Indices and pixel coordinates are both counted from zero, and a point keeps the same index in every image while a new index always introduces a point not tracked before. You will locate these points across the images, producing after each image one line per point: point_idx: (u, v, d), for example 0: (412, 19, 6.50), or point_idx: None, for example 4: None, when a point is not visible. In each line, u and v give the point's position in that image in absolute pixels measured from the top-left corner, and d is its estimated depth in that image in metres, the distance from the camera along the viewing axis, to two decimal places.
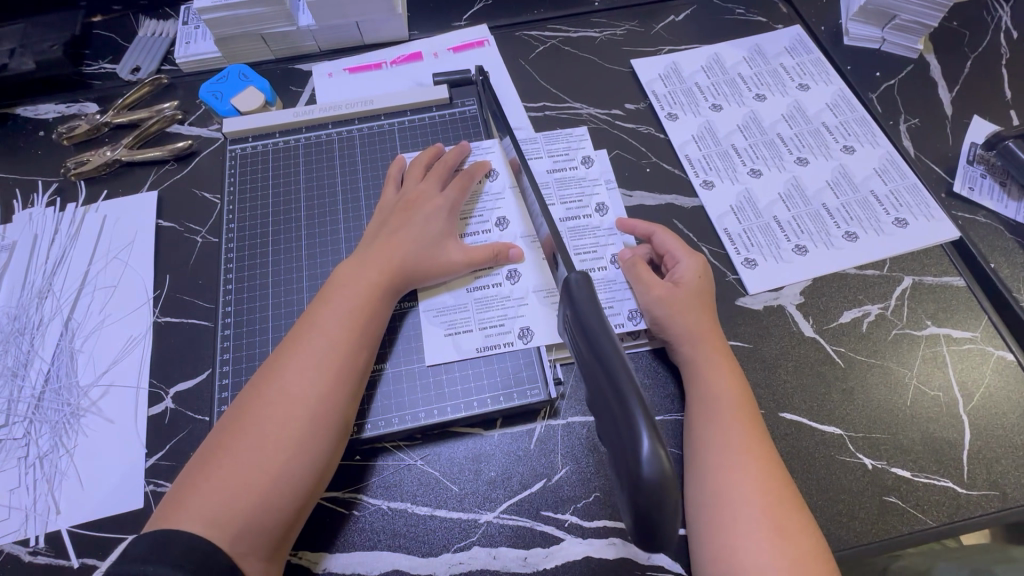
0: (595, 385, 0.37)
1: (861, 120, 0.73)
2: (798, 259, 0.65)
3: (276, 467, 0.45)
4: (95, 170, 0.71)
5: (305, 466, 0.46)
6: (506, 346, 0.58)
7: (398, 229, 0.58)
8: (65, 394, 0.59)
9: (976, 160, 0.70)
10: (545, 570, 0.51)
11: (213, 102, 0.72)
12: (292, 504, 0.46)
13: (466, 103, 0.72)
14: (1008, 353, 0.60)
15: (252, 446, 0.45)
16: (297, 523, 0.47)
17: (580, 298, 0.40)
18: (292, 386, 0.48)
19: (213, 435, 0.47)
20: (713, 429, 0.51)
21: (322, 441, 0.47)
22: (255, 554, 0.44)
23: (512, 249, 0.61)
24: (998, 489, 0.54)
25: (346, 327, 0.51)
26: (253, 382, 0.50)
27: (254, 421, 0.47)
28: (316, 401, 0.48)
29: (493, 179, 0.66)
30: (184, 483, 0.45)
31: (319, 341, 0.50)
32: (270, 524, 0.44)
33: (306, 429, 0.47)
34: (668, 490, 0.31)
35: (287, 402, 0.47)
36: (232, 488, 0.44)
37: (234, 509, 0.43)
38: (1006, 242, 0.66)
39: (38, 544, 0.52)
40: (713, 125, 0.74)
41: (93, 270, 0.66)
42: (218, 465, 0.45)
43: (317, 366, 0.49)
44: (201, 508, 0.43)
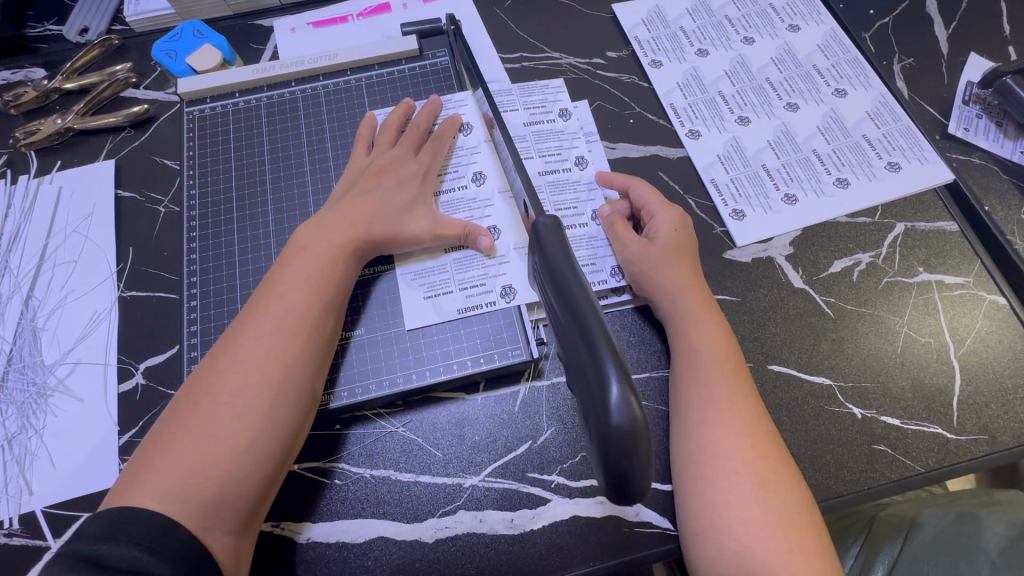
0: (566, 335, 0.36)
1: (853, 61, 0.70)
2: (787, 209, 0.62)
3: (235, 440, 0.44)
4: (46, 140, 0.67)
5: (267, 438, 0.45)
6: (487, 306, 0.56)
7: (365, 193, 0.55)
8: (30, 373, 0.57)
9: (972, 100, 0.67)
10: (532, 531, 0.50)
11: (166, 61, 0.67)
12: (257, 476, 0.45)
13: (437, 54, 0.68)
14: (1000, 297, 0.58)
15: (210, 419, 0.45)
16: (267, 496, 0.46)
17: (549, 244, 0.38)
18: (249, 357, 0.47)
19: (170, 410, 0.46)
20: (697, 386, 0.49)
21: (284, 411, 0.46)
22: (220, 528, 0.43)
23: (482, 237, 0.56)
24: (987, 433, 0.53)
25: (302, 295, 0.49)
26: (210, 355, 0.48)
27: (210, 393, 0.45)
28: (274, 372, 0.47)
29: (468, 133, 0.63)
30: (141, 459, 0.44)
31: (275, 310, 0.49)
32: (233, 497, 0.44)
33: (265, 400, 0.46)
34: (639, 440, 0.31)
35: (244, 372, 0.46)
36: (190, 462, 0.43)
37: (193, 482, 0.43)
38: (1000, 183, 0.64)
39: (12, 526, 0.51)
40: (698, 72, 0.70)
41: (51, 245, 0.62)
42: (175, 439, 0.44)
43: (274, 335, 0.48)
44: (160, 483, 0.43)
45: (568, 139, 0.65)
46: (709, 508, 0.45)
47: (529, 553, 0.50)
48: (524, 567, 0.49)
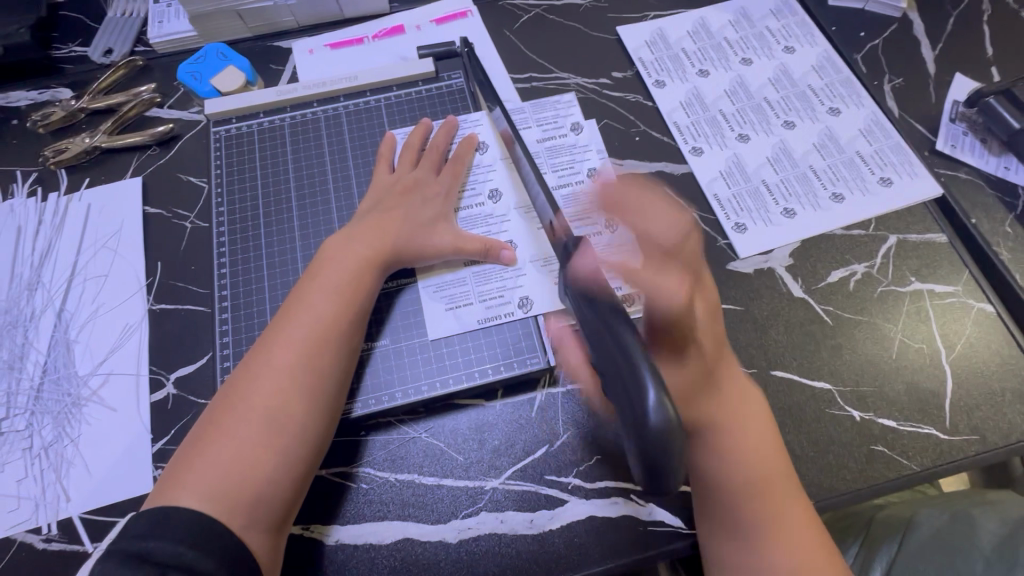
0: (600, 345, 0.39)
1: (846, 81, 0.74)
2: (787, 222, 0.66)
3: (269, 442, 0.47)
4: (75, 158, 0.70)
5: (299, 440, 0.48)
6: (507, 316, 0.59)
7: (390, 210, 0.58)
8: (64, 384, 0.59)
9: (958, 118, 0.71)
10: (551, 531, 0.53)
11: (193, 84, 0.70)
12: (289, 477, 0.47)
13: (452, 75, 0.71)
14: (988, 305, 0.62)
15: (244, 423, 0.47)
16: (299, 496, 0.49)
17: (584, 262, 0.42)
18: (280, 363, 0.49)
19: (206, 413, 0.49)
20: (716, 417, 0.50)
21: (313, 415, 0.49)
22: (255, 527, 0.45)
23: (505, 250, 0.60)
24: (978, 433, 0.56)
25: (330, 304, 0.52)
26: (243, 362, 0.51)
27: (244, 398, 0.48)
28: (304, 377, 0.49)
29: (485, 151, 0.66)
30: (181, 460, 0.47)
31: (304, 319, 0.51)
32: (266, 497, 0.46)
33: (296, 405, 0.48)
34: (674, 439, 0.33)
35: (275, 378, 0.49)
36: (228, 464, 0.46)
37: (230, 482, 0.45)
38: (986, 197, 0.67)
39: (50, 532, 0.53)
40: (700, 92, 0.74)
41: (81, 260, 0.65)
42: (213, 440, 0.47)
43: (303, 343, 0.50)
44: (199, 483, 0.45)
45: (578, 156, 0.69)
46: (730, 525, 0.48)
47: (549, 552, 0.52)
48: (544, 565, 0.52)
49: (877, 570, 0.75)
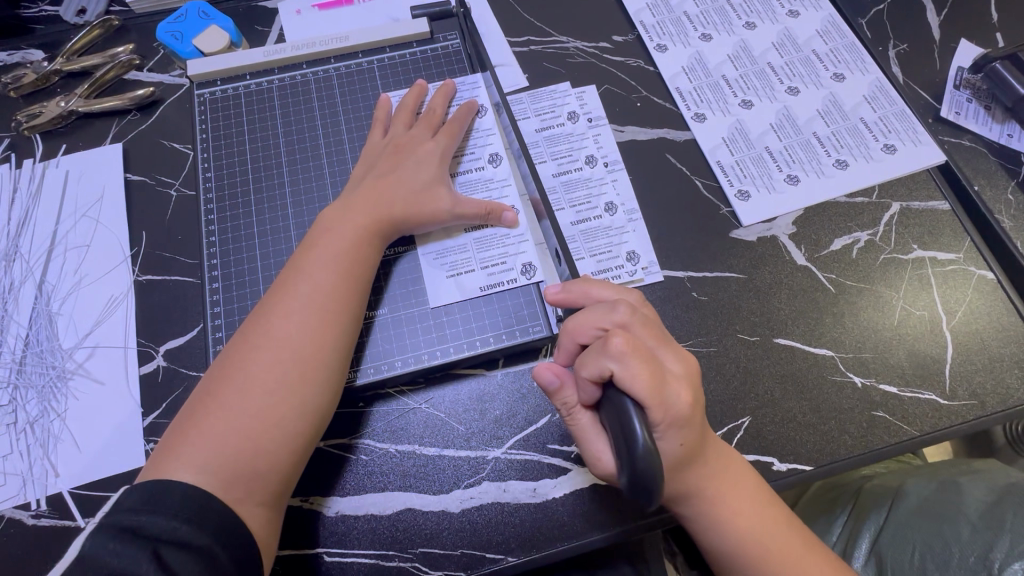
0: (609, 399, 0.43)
1: (852, 46, 0.72)
2: (790, 189, 0.65)
3: (266, 414, 0.46)
4: (50, 123, 0.66)
5: (297, 413, 0.47)
6: (509, 283, 0.58)
7: (389, 175, 0.56)
8: (48, 357, 0.57)
9: (962, 85, 0.70)
10: (554, 499, 0.52)
11: (173, 43, 0.67)
12: (287, 450, 0.46)
13: (448, 37, 0.68)
14: (989, 273, 0.62)
15: (241, 393, 0.46)
16: (298, 470, 0.48)
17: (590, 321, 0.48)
18: (278, 334, 0.48)
19: (202, 383, 0.48)
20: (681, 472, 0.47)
21: (313, 387, 0.47)
22: (251, 500, 0.44)
23: (506, 212, 0.58)
24: (977, 398, 0.57)
25: (329, 275, 0.50)
26: (240, 331, 0.49)
27: (241, 368, 0.47)
28: (304, 349, 0.48)
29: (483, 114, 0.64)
30: (175, 431, 0.46)
31: (303, 289, 0.50)
32: (263, 470, 0.45)
33: (294, 377, 0.47)
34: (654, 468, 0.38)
35: (273, 348, 0.47)
36: (224, 434, 0.45)
37: (229, 454, 0.44)
38: (989, 164, 0.67)
39: (40, 508, 0.52)
40: (703, 56, 0.72)
41: (61, 230, 0.62)
42: (208, 410, 0.46)
43: (301, 312, 0.49)
44: (195, 454, 0.44)
45: (579, 125, 0.67)
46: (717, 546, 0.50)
47: (553, 520, 0.52)
48: (549, 533, 0.52)
49: (865, 541, 0.75)
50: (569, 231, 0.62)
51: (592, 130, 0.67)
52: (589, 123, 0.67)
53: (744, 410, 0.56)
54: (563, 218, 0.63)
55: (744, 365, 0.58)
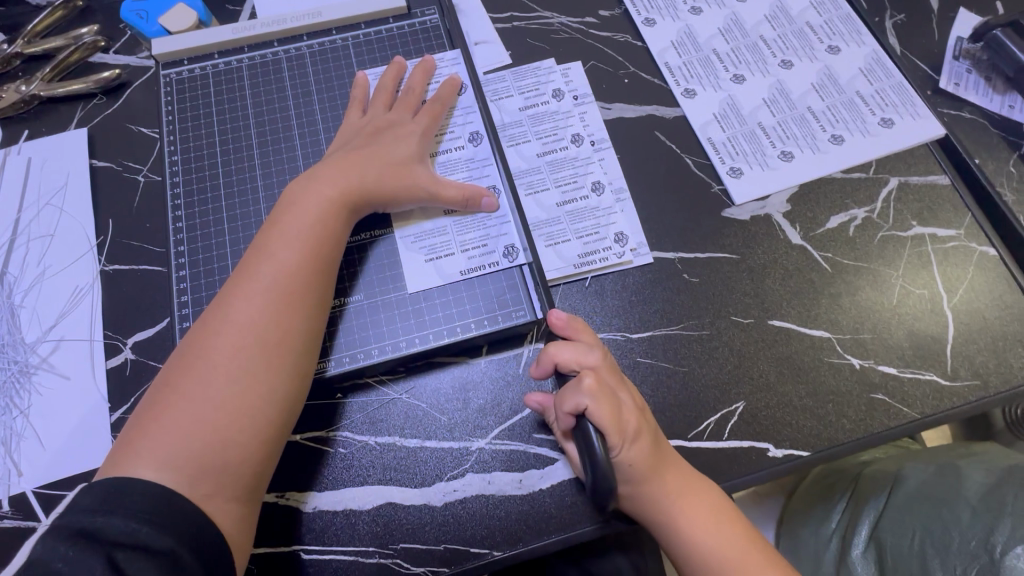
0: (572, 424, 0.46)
1: (847, 17, 0.69)
2: (784, 166, 0.62)
3: (233, 404, 0.43)
4: (11, 108, 0.63)
5: (267, 402, 0.44)
6: (491, 266, 0.55)
7: (358, 152, 0.54)
8: (10, 352, 0.54)
9: (961, 55, 0.67)
10: (541, 491, 0.50)
11: (136, 22, 0.63)
12: (258, 441, 0.44)
13: (426, 12, 0.65)
14: (991, 249, 0.59)
15: (205, 384, 0.43)
16: (272, 462, 0.46)
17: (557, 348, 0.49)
18: (242, 320, 0.45)
19: (163, 375, 0.45)
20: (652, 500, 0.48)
21: (281, 374, 0.45)
22: (221, 496, 0.42)
23: (485, 197, 0.56)
24: (980, 378, 0.55)
25: (295, 257, 0.48)
26: (202, 319, 0.47)
27: (204, 358, 0.44)
28: (271, 334, 0.45)
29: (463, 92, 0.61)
30: (137, 426, 0.43)
31: (267, 272, 0.47)
32: (233, 464, 0.43)
33: (260, 365, 0.45)
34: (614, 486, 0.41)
35: (237, 336, 0.45)
36: (189, 428, 0.42)
37: (194, 448, 0.42)
38: (990, 137, 0.64)
39: (2, 508, 0.49)
40: (692, 30, 0.69)
41: (23, 219, 0.59)
42: (171, 403, 0.43)
43: (266, 297, 0.46)
44: (158, 449, 0.42)
45: (564, 103, 0.64)
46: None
47: (540, 512, 0.50)
48: (535, 525, 0.49)
49: (864, 527, 0.75)
50: (554, 213, 0.59)
51: (577, 107, 0.64)
52: (575, 100, 0.65)
53: (737, 395, 0.54)
54: (548, 199, 0.60)
55: (737, 348, 0.55)
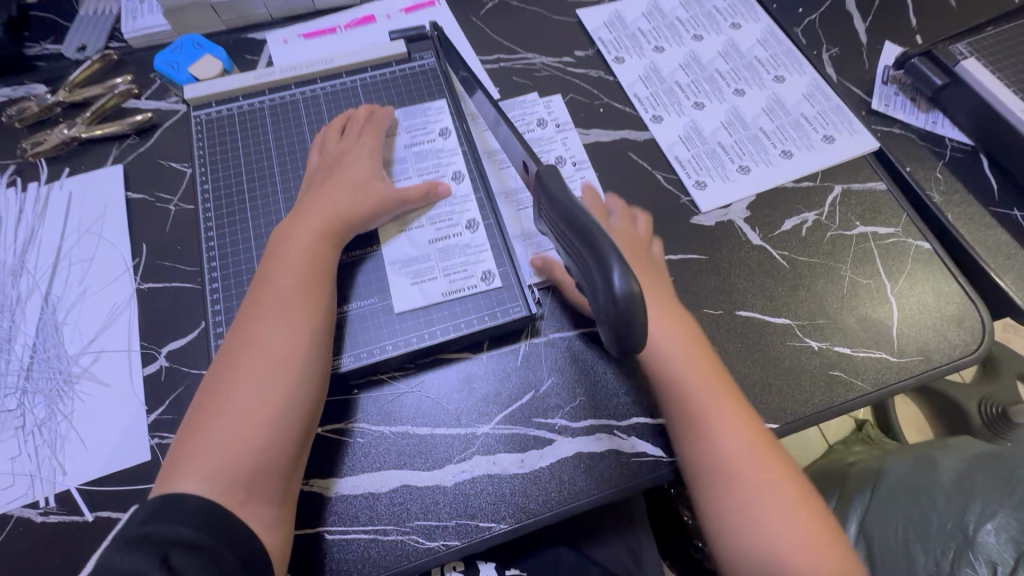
0: (585, 261, 0.38)
1: (789, 52, 0.80)
2: (742, 178, 0.71)
3: (261, 416, 0.49)
4: (53, 149, 0.70)
5: (291, 411, 0.50)
6: (470, 289, 0.61)
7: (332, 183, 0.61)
8: (55, 363, 0.60)
9: (889, 81, 0.78)
10: (541, 469, 0.56)
11: (170, 73, 0.72)
12: (287, 446, 0.50)
13: (424, 56, 0.75)
14: (925, 243, 0.68)
15: (234, 403, 0.49)
16: (299, 464, 0.51)
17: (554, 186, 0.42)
18: (261, 342, 0.52)
19: (195, 402, 0.51)
20: (707, 424, 0.52)
21: (301, 384, 0.51)
22: (256, 500, 0.47)
23: (441, 186, 0.65)
24: (923, 354, 0.62)
25: (302, 281, 0.55)
26: (225, 349, 0.53)
27: (232, 381, 0.50)
28: (287, 349, 0.52)
29: (433, 140, 0.69)
30: (177, 449, 0.48)
31: (280, 298, 0.54)
32: (266, 469, 0.48)
33: (281, 378, 0.51)
34: (637, 306, 0.35)
35: (259, 356, 0.51)
36: (224, 442, 0.48)
37: (232, 458, 0.47)
38: (918, 148, 0.74)
39: (48, 505, 0.54)
40: (657, 66, 0.79)
41: (66, 246, 0.66)
42: (205, 424, 0.49)
43: (281, 319, 0.53)
44: (198, 466, 0.47)
45: (546, 131, 0.74)
46: (737, 541, 0.49)
47: (540, 488, 0.55)
48: (537, 501, 0.55)
49: (853, 524, 0.84)
50: None
51: (559, 134, 0.73)
52: (557, 128, 0.74)
53: None
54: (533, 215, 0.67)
55: (710, 336, 0.63)
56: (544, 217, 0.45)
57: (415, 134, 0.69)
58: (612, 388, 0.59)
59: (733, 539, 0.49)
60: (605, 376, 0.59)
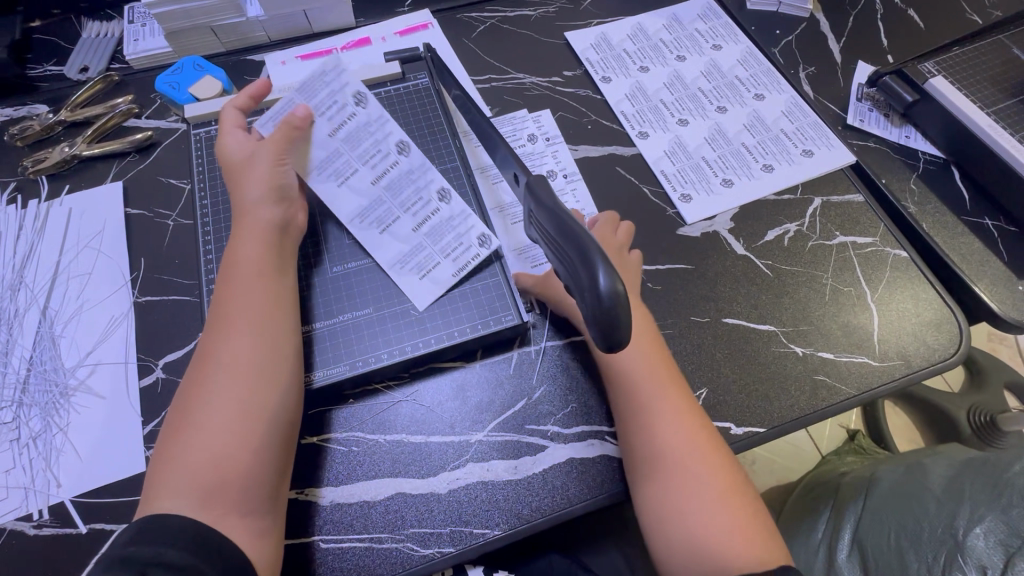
0: (570, 265, 0.40)
1: (768, 71, 0.84)
2: (726, 191, 0.74)
3: (236, 431, 0.49)
4: (54, 167, 0.72)
5: (267, 422, 0.50)
6: (476, 259, 0.64)
7: (241, 187, 0.59)
8: (51, 376, 0.60)
9: (863, 98, 0.81)
10: (535, 475, 0.57)
11: (171, 92, 0.74)
12: (266, 457, 0.50)
13: (418, 76, 0.77)
14: (902, 252, 0.70)
15: (207, 421, 0.49)
16: (282, 474, 0.52)
17: (542, 194, 0.44)
18: (229, 358, 0.51)
19: (168, 423, 0.50)
20: (648, 415, 0.54)
21: (274, 395, 0.51)
22: (237, 514, 0.48)
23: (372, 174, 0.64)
24: (904, 358, 0.64)
25: (267, 294, 0.55)
26: (190, 370, 0.52)
27: (202, 399, 0.50)
28: (256, 362, 0.52)
29: (354, 113, 0.63)
30: (155, 472, 0.48)
31: (244, 311, 0.53)
32: (247, 483, 0.48)
33: (252, 392, 0.50)
34: (622, 306, 0.36)
35: (227, 372, 0.51)
36: (201, 461, 0.48)
37: (209, 474, 0.47)
38: (893, 161, 0.77)
39: (41, 518, 0.54)
40: (642, 85, 0.83)
41: (64, 261, 0.67)
42: (180, 445, 0.48)
43: (246, 334, 0.52)
44: (179, 486, 0.47)
45: (538, 145, 0.76)
46: (671, 529, 0.51)
47: (534, 494, 0.56)
48: (530, 508, 0.55)
49: (847, 533, 0.85)
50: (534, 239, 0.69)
51: (550, 148, 0.76)
52: (548, 143, 0.77)
53: (700, 384, 0.62)
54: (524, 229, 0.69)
55: (698, 342, 0.64)
56: (534, 225, 0.47)
57: (331, 114, 0.63)
58: (603, 394, 0.60)
59: (671, 529, 0.51)
60: (597, 382, 0.61)
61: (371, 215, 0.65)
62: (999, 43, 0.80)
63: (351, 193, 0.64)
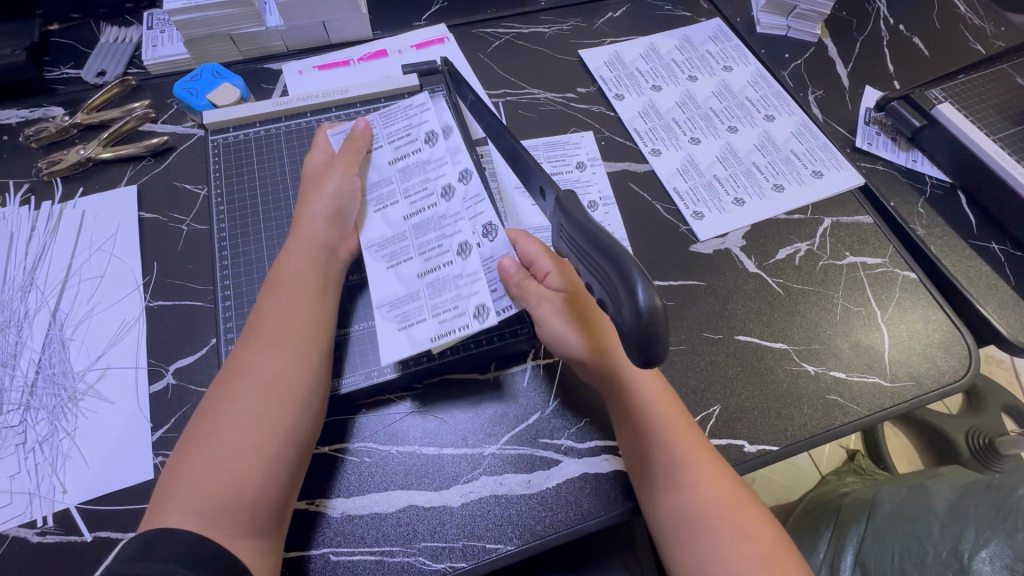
0: (604, 279, 0.41)
1: (778, 93, 0.85)
2: (737, 209, 0.74)
3: (258, 447, 0.48)
4: (69, 169, 0.72)
5: (291, 441, 0.50)
6: (461, 330, 0.52)
7: (307, 204, 0.59)
8: (60, 380, 0.60)
9: (871, 121, 0.83)
10: (548, 489, 0.56)
11: (189, 98, 0.74)
12: (285, 477, 0.49)
13: (436, 89, 0.78)
14: (911, 273, 0.71)
15: (230, 434, 0.48)
16: (295, 496, 0.51)
17: (573, 208, 0.45)
18: (263, 371, 0.51)
19: (189, 432, 0.49)
20: (674, 469, 0.52)
21: (302, 414, 0.51)
22: (244, 534, 0.46)
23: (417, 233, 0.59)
24: (914, 379, 0.64)
25: (304, 311, 0.55)
26: (219, 380, 0.51)
27: (228, 411, 0.49)
28: (290, 379, 0.51)
29: (421, 148, 0.59)
30: (168, 481, 0.47)
31: (279, 326, 0.53)
32: (263, 502, 0.47)
33: (280, 409, 0.50)
34: (659, 321, 0.36)
35: (257, 386, 0.50)
36: (219, 475, 0.46)
37: (222, 489, 0.46)
38: (901, 184, 0.78)
39: (46, 525, 0.53)
40: (655, 103, 0.84)
41: (76, 263, 0.67)
42: (198, 457, 0.47)
43: (282, 348, 0.52)
44: (189, 500, 0.45)
45: (585, 173, 0.77)
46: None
47: (546, 510, 0.55)
48: (544, 523, 0.55)
49: (850, 555, 0.84)
50: None
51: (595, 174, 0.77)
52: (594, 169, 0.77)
53: (714, 400, 0.62)
54: None
55: (714, 359, 0.64)
56: (563, 240, 0.47)
57: (399, 143, 0.60)
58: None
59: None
60: None
61: (388, 247, 0.57)
62: (1003, 72, 0.82)
63: (384, 222, 0.58)
